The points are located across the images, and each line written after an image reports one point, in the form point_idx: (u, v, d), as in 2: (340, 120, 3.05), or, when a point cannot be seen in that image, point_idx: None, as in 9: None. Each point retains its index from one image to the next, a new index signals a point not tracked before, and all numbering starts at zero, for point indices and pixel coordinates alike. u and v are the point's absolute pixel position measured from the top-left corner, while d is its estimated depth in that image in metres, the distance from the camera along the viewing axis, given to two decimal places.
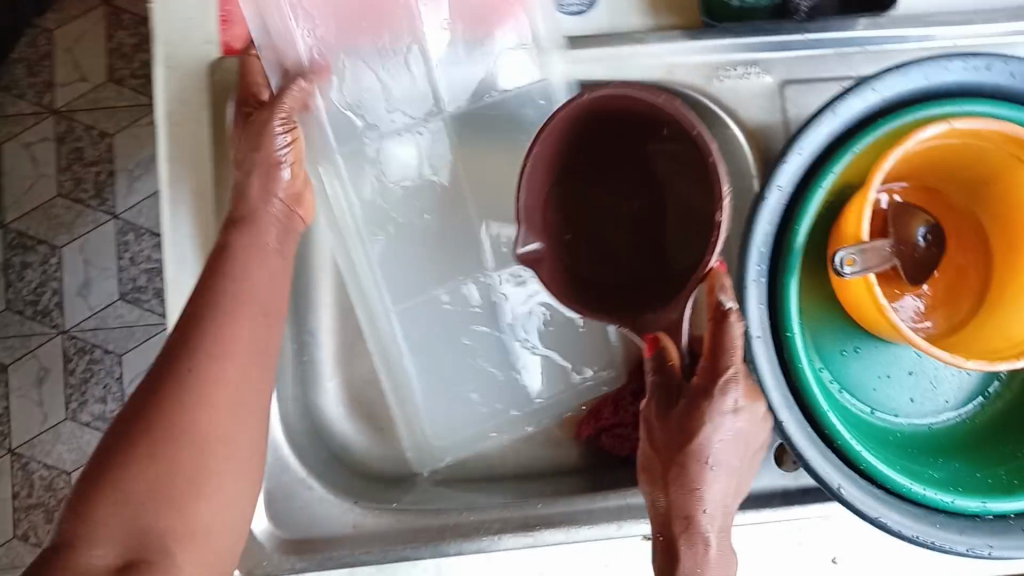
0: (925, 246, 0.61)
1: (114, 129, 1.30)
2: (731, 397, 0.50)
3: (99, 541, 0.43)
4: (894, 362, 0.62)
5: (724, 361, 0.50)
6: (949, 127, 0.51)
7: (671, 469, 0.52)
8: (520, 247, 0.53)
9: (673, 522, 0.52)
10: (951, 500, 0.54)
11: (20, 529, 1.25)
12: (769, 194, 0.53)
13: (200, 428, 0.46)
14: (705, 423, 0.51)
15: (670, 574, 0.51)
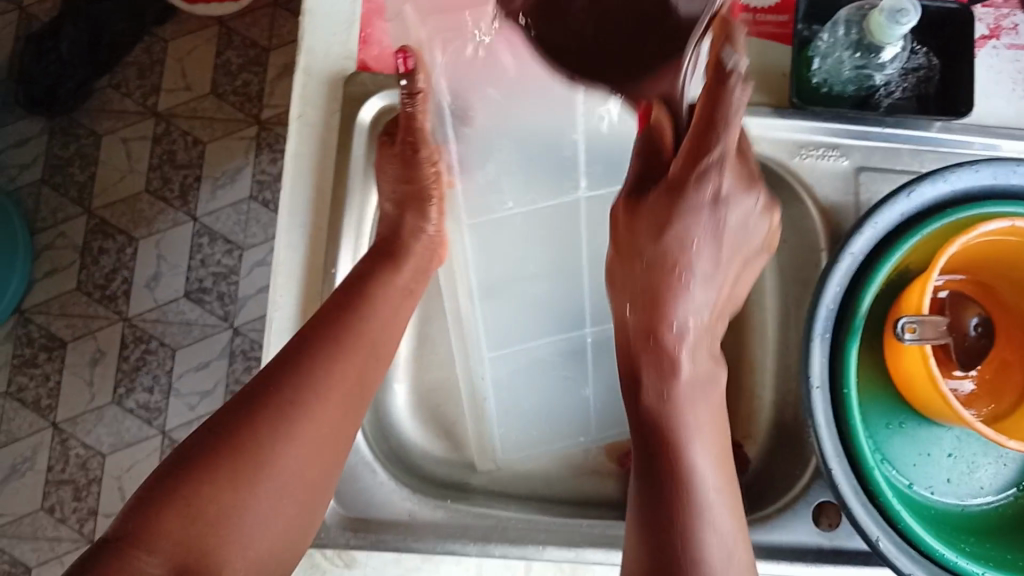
0: (976, 336, 0.65)
1: (208, 138, 1.39)
2: (707, 208, 0.52)
3: (156, 549, 0.43)
4: (935, 441, 0.65)
5: (713, 173, 0.51)
6: (1014, 224, 0.57)
7: (651, 204, 0.54)
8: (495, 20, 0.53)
9: (638, 333, 0.54)
10: (982, 573, 0.56)
11: (47, 502, 1.28)
12: (842, 260, 0.59)
13: (276, 458, 0.49)
14: (683, 193, 0.52)
15: (635, 398, 0.53)
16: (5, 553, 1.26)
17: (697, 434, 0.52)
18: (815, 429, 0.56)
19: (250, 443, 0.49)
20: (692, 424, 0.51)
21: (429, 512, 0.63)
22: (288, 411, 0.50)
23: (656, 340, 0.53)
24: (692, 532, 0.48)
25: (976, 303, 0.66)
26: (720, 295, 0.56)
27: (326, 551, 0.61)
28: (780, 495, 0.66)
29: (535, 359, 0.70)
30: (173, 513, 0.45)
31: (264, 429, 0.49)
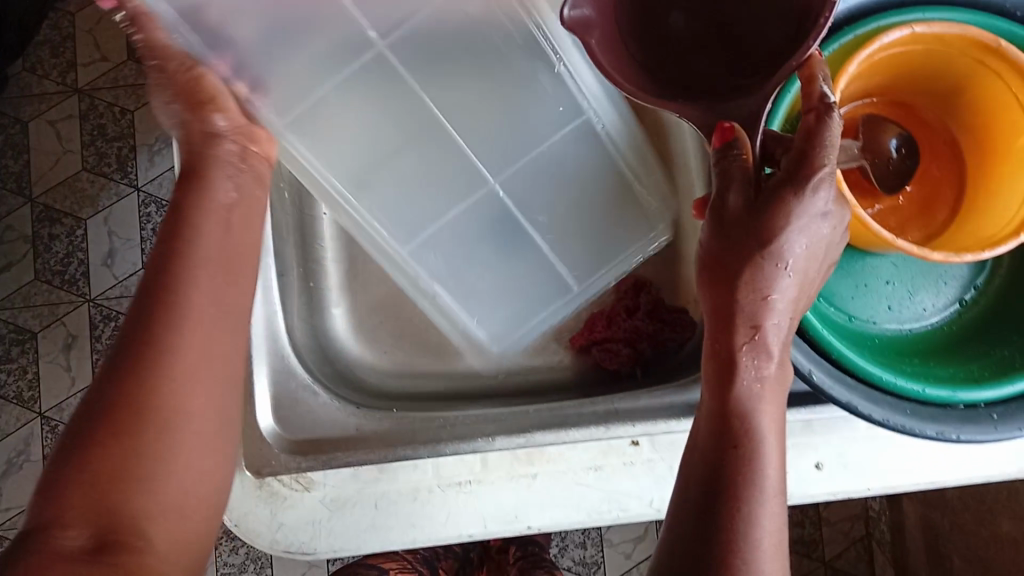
0: (897, 157, 0.63)
1: (134, 106, 1.35)
2: (822, 198, 0.44)
3: (71, 522, 0.40)
4: (868, 270, 0.63)
5: (818, 157, 0.44)
6: (912, 30, 0.54)
7: (736, 257, 0.46)
8: (566, 10, 0.46)
9: (736, 331, 0.46)
10: (921, 389, 0.54)
11: None
12: None
13: (167, 398, 0.43)
14: (789, 216, 0.44)
15: (721, 404, 0.46)
16: None
17: (766, 405, 0.47)
18: None
19: (125, 432, 0.42)
20: (758, 403, 0.46)
21: (374, 424, 0.66)
22: (148, 375, 0.43)
23: (749, 271, 0.45)
24: (749, 508, 0.44)
25: (894, 123, 0.64)
26: (805, 295, 0.48)
27: (282, 477, 0.62)
28: None
29: (451, 226, 0.68)
30: (73, 504, 0.40)
31: (131, 409, 0.43)
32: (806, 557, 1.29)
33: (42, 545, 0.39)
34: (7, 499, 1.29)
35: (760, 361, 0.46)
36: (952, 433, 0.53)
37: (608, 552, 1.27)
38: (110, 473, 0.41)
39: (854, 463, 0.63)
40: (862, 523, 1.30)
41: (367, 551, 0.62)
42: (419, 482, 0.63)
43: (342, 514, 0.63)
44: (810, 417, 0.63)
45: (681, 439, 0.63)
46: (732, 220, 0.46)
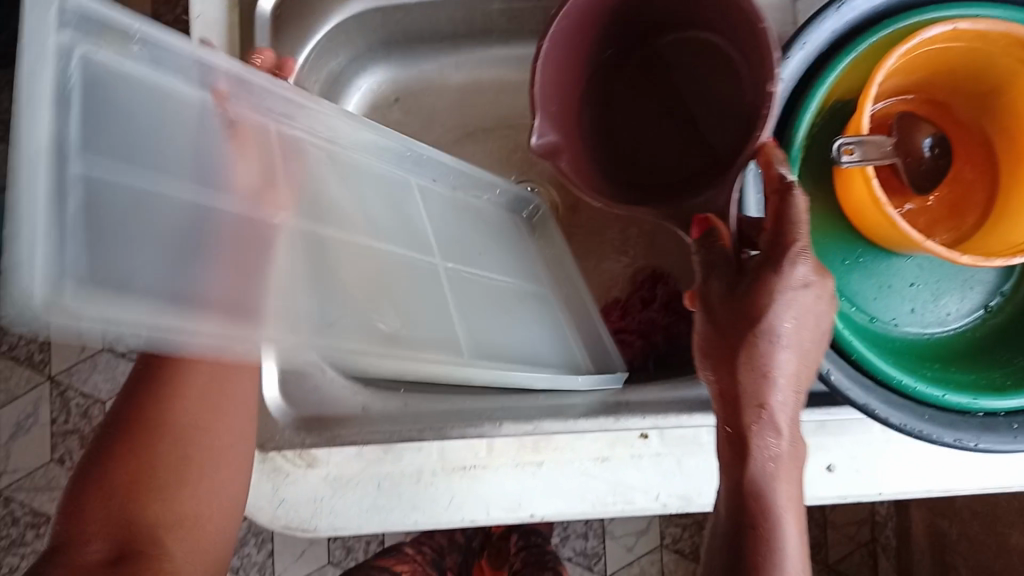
0: (930, 157, 0.62)
1: (158, 73, 1.34)
2: (800, 271, 0.45)
3: (93, 539, 0.49)
4: (895, 270, 0.61)
5: (789, 232, 0.45)
6: (954, 27, 0.52)
7: (733, 347, 0.46)
8: (536, 136, 0.52)
9: (744, 413, 0.47)
10: (941, 395, 0.53)
11: (57, 453, 1.29)
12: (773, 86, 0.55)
13: (175, 420, 0.53)
14: (772, 303, 0.45)
15: (738, 482, 0.48)
16: (25, 507, 1.29)
17: (778, 470, 0.48)
18: None
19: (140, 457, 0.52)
20: (775, 473, 0.48)
21: (381, 404, 0.64)
22: (154, 406, 0.53)
23: (747, 354, 0.46)
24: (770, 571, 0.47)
25: (929, 123, 0.62)
26: (811, 356, 0.48)
27: (285, 453, 0.62)
28: None
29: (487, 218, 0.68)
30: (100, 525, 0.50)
31: (142, 439, 0.52)
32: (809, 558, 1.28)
33: (68, 560, 0.48)
34: (13, 462, 1.29)
35: (771, 439, 0.47)
36: (970, 442, 0.52)
37: (609, 544, 1.26)
38: (128, 493, 0.51)
39: (865, 466, 0.62)
40: (868, 527, 1.28)
41: (368, 531, 0.62)
42: (423, 464, 0.63)
43: (344, 493, 0.62)
44: (824, 417, 0.62)
45: (690, 434, 0.62)
46: (721, 304, 0.47)
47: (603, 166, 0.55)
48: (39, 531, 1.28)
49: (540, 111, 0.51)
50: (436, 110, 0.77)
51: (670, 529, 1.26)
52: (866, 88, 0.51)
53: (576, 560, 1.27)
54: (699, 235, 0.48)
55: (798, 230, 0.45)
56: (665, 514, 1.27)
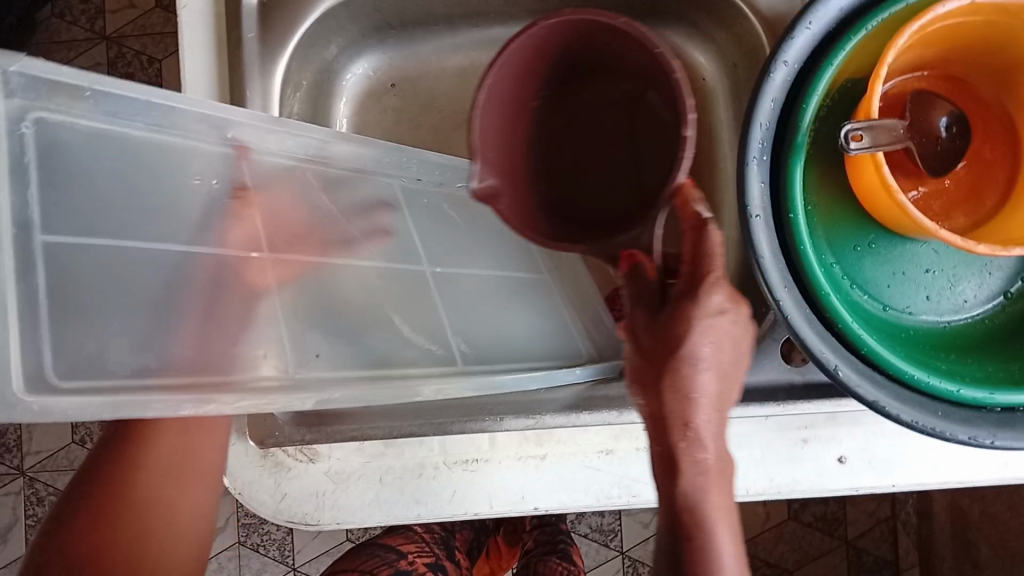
0: (946, 136, 0.59)
1: (162, 55, 1.33)
2: (715, 299, 0.48)
3: None
4: (908, 257, 0.59)
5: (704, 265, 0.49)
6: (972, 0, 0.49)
7: (660, 371, 0.49)
8: (475, 183, 0.51)
9: (671, 428, 0.48)
10: (956, 390, 0.50)
11: (77, 435, 1.29)
12: (776, 70, 0.51)
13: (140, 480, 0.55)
14: (694, 329, 0.48)
15: (670, 486, 0.49)
16: (48, 487, 1.30)
17: (713, 493, 0.49)
18: (759, 259, 0.51)
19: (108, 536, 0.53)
20: (704, 484, 0.49)
21: None
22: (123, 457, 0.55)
23: (671, 374, 0.48)
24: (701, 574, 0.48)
25: (946, 101, 0.59)
26: (726, 370, 0.50)
27: (287, 448, 0.62)
28: None
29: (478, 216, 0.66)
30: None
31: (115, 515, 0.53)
32: (827, 533, 1.27)
33: None
34: (36, 443, 1.30)
35: (698, 448, 0.48)
36: (984, 439, 0.50)
37: (625, 521, 1.26)
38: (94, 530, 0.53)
39: (878, 457, 0.60)
40: (888, 504, 1.27)
41: (371, 525, 0.62)
42: (425, 458, 0.62)
43: (346, 487, 0.62)
44: (836, 409, 0.60)
45: None
46: (650, 335, 0.50)
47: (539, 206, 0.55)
48: None
49: (479, 164, 0.51)
50: (435, 93, 0.75)
51: None
52: (877, 68, 0.49)
53: (593, 537, 1.26)
54: (627, 270, 0.53)
55: (714, 262, 0.49)
56: None
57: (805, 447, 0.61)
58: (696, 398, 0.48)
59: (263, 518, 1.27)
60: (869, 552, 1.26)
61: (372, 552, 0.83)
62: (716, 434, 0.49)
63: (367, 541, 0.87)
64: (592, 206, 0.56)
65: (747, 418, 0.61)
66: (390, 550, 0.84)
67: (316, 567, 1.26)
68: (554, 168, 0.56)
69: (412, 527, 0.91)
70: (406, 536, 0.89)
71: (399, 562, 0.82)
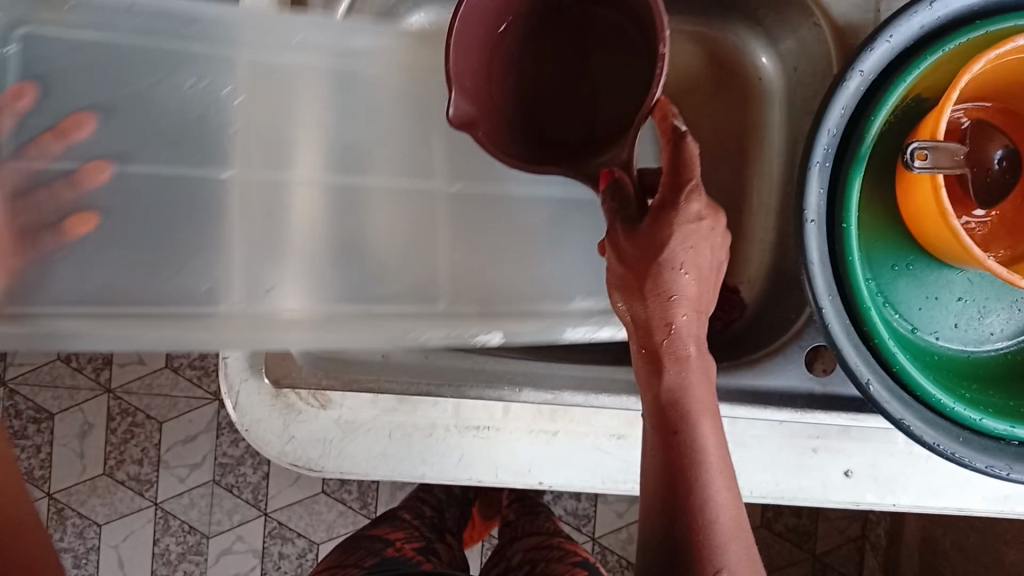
0: (997, 168, 0.59)
1: None
2: (694, 205, 0.49)
3: None
4: (943, 282, 0.59)
5: (684, 173, 0.49)
6: None
7: (645, 279, 0.49)
8: (453, 111, 0.53)
9: (653, 331, 0.50)
10: (978, 419, 0.51)
11: (64, 351, 1.27)
12: (849, 79, 0.51)
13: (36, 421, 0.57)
14: (675, 230, 0.49)
15: (653, 393, 0.50)
16: (28, 401, 1.27)
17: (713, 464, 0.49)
18: (808, 266, 0.51)
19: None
20: (690, 396, 0.49)
21: (402, 355, 0.64)
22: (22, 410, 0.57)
23: (655, 276, 0.49)
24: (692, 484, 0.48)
25: (1002, 132, 0.59)
26: (704, 279, 0.51)
27: (299, 391, 0.61)
28: (774, 338, 0.63)
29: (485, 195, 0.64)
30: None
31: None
32: (797, 546, 1.28)
33: None
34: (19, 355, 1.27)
35: (682, 359, 0.49)
36: (1000, 470, 0.50)
37: (600, 508, 1.27)
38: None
39: (883, 475, 0.61)
40: (859, 524, 1.28)
41: (374, 478, 0.62)
42: (437, 419, 0.61)
43: (355, 437, 0.61)
44: (851, 422, 0.60)
45: None
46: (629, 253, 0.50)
47: (520, 137, 0.57)
48: (39, 427, 1.27)
49: (454, 91, 0.53)
50: None
51: None
52: (952, 91, 0.49)
53: (566, 520, 1.27)
54: (607, 187, 0.52)
55: (692, 170, 0.49)
56: None
57: (815, 456, 0.61)
58: (688, 365, 0.50)
59: (242, 459, 1.26)
60: (835, 569, 1.28)
61: (358, 544, 0.83)
62: (705, 401, 0.50)
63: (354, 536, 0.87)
64: (573, 128, 0.58)
65: (763, 421, 0.61)
66: (377, 539, 0.84)
67: (289, 514, 1.26)
68: (535, 96, 0.58)
69: (401, 516, 0.92)
70: (394, 525, 0.89)
71: (386, 551, 0.82)
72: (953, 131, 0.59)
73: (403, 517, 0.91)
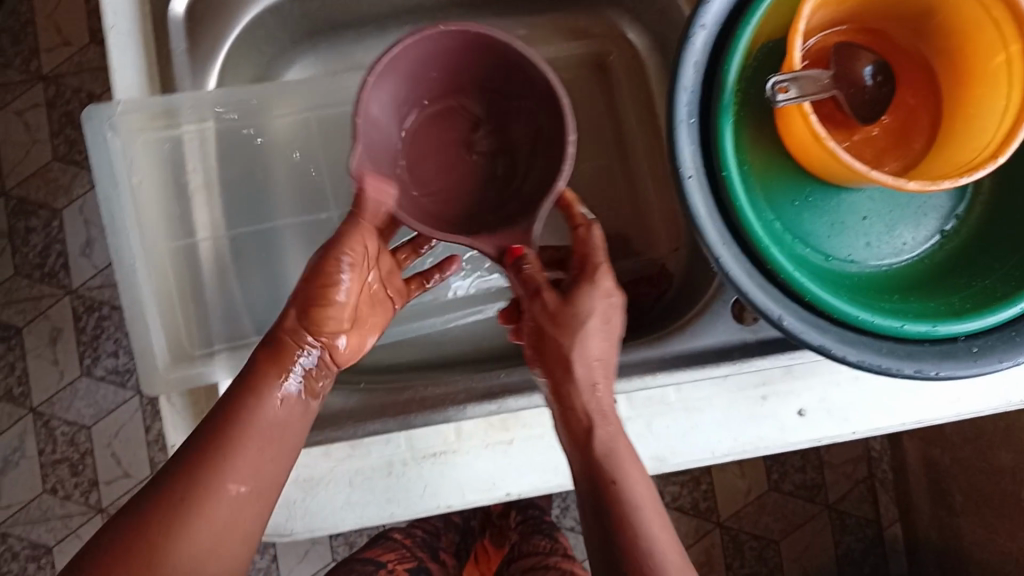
0: (871, 85, 0.60)
1: (102, 91, 1.27)
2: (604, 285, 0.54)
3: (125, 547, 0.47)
4: (844, 206, 0.60)
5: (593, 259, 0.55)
6: None
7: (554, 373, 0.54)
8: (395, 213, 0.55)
9: (578, 424, 0.53)
10: (900, 326, 0.52)
11: (48, 483, 1.26)
12: (695, 35, 0.53)
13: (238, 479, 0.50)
14: (581, 320, 0.53)
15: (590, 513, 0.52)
16: (23, 539, 1.26)
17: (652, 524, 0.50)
18: (699, 221, 0.52)
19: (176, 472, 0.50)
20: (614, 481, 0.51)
21: (343, 400, 0.65)
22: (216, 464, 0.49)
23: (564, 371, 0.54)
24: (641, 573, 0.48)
25: (868, 50, 0.61)
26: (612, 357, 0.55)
27: None
28: (700, 299, 0.65)
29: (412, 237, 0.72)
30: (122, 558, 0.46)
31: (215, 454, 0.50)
32: (810, 500, 1.28)
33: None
34: (5, 495, 1.27)
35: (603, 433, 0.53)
36: (931, 371, 0.51)
37: None
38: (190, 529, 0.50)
39: (835, 407, 0.61)
40: (865, 464, 1.28)
41: (344, 530, 0.61)
42: (393, 456, 0.61)
43: (316, 493, 0.61)
44: (791, 362, 0.61)
45: (657, 395, 0.62)
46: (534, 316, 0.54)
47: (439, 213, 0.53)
48: (39, 562, 1.26)
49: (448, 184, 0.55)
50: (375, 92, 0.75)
51: (669, 488, 1.27)
52: (796, 23, 0.51)
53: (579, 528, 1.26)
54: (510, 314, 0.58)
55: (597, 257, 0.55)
56: (662, 474, 1.27)
57: (766, 404, 0.61)
58: (616, 447, 0.53)
59: None
60: (852, 514, 1.28)
61: (349, 566, 0.85)
62: (634, 466, 0.52)
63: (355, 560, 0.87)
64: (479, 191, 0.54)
65: (709, 381, 0.62)
66: (368, 561, 0.86)
67: None
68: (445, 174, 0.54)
69: (392, 536, 0.93)
70: (386, 546, 0.90)
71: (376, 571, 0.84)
72: (818, 58, 0.61)
73: (393, 537, 0.93)
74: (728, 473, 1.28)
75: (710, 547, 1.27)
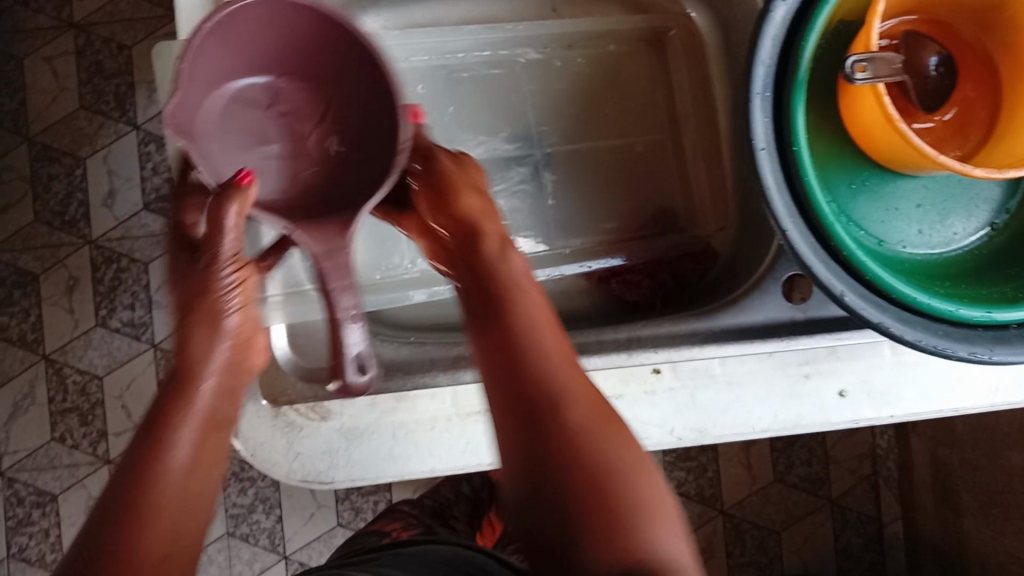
0: (933, 75, 0.61)
1: (132, 42, 1.26)
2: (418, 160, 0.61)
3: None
4: (897, 192, 0.61)
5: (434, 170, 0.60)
6: None
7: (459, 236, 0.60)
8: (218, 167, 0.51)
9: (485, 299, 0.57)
10: (955, 310, 0.52)
11: (57, 431, 1.26)
12: (776, 8, 0.52)
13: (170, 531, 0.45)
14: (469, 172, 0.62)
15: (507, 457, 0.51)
16: (29, 485, 1.26)
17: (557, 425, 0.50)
18: (766, 194, 0.52)
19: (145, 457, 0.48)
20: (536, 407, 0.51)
21: (391, 353, 0.66)
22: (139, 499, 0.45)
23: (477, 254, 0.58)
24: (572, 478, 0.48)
25: (933, 40, 0.61)
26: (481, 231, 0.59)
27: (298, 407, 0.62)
28: (749, 275, 0.65)
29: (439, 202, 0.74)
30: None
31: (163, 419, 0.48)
32: (813, 494, 1.29)
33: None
34: (13, 440, 1.26)
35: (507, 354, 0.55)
36: (984, 353, 0.52)
37: None
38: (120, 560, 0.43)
39: (876, 390, 0.62)
40: (869, 462, 1.30)
41: (385, 481, 0.62)
42: (438, 411, 0.62)
43: (361, 443, 0.62)
44: (836, 343, 0.62)
45: (702, 367, 0.62)
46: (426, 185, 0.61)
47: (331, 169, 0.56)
48: (44, 508, 1.26)
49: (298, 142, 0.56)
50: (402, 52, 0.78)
51: (675, 474, 1.28)
52: (875, 4, 0.51)
53: None
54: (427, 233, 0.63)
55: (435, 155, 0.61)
56: (669, 459, 1.28)
57: (807, 382, 0.62)
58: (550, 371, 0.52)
59: (253, 506, 1.23)
60: (854, 509, 1.29)
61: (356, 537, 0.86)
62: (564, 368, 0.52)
63: (362, 533, 0.87)
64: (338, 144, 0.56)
65: (756, 356, 0.62)
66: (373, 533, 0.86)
67: (309, 552, 1.23)
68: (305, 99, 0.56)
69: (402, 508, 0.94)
70: (394, 517, 0.92)
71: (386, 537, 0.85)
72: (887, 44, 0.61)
73: (404, 508, 0.94)
74: (734, 461, 1.29)
75: (713, 532, 1.28)
